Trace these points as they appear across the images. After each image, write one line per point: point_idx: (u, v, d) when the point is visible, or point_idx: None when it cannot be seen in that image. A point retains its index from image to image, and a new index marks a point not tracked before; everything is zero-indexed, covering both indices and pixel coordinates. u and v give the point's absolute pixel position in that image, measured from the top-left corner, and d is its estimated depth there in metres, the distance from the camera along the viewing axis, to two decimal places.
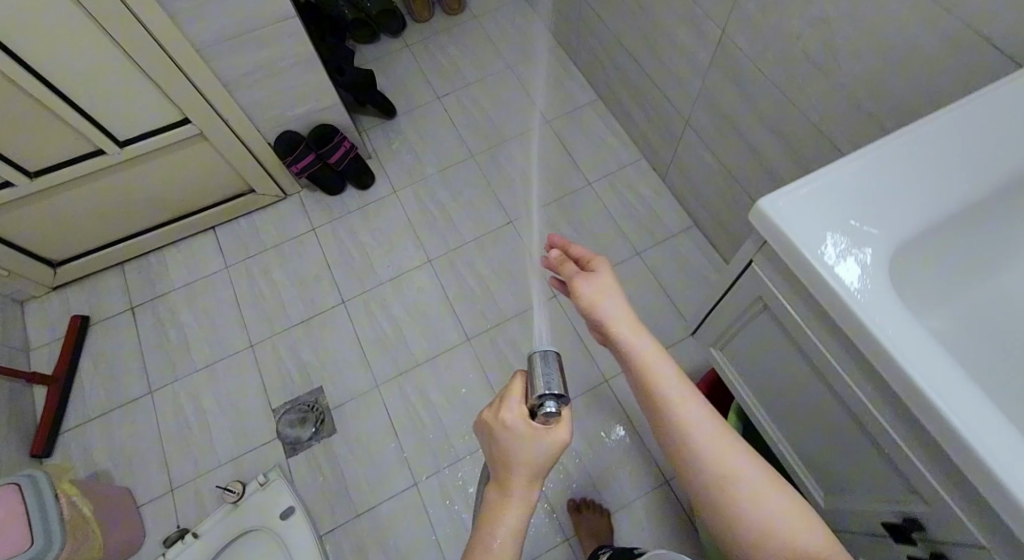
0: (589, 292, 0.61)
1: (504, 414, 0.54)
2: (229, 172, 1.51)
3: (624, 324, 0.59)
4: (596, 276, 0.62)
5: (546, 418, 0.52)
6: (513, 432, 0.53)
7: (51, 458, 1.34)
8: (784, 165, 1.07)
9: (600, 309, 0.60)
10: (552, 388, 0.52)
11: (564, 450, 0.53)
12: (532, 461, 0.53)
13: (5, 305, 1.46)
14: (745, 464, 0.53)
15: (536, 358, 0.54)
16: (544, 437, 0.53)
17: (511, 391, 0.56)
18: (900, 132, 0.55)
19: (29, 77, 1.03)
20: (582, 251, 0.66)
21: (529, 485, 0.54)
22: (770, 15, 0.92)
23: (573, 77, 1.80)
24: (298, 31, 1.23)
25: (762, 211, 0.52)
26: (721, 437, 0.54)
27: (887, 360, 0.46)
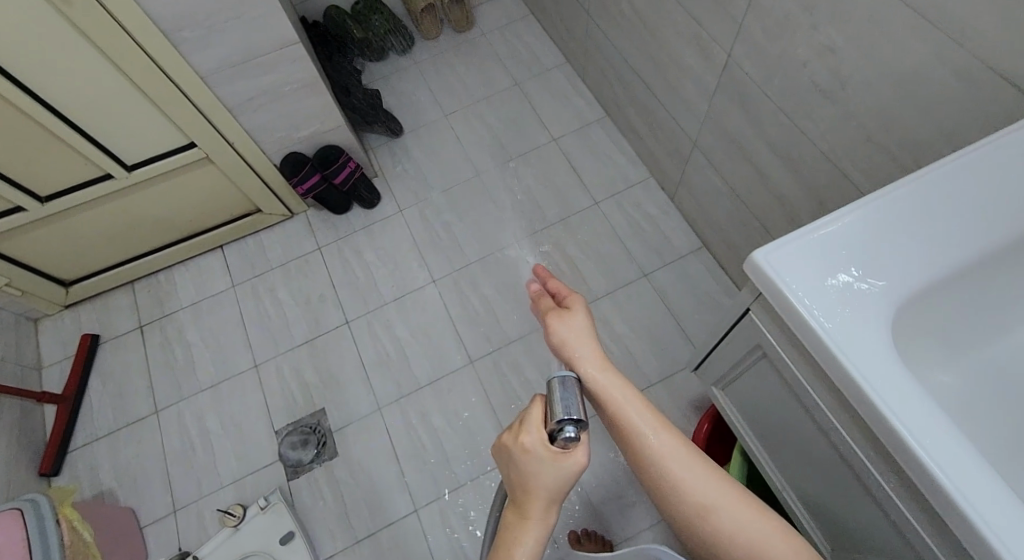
0: (558, 329, 0.60)
1: (522, 440, 0.51)
2: (236, 193, 1.52)
3: (589, 359, 0.57)
4: (566, 312, 0.62)
5: (565, 444, 0.49)
6: (532, 458, 0.51)
7: (58, 477, 1.35)
8: (791, 190, 1.04)
9: (568, 346, 0.58)
10: (571, 413, 0.48)
11: (584, 472, 0.51)
12: (553, 484, 0.51)
13: (18, 324, 1.49)
14: (725, 496, 0.50)
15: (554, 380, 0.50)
16: (564, 461, 0.50)
17: (529, 414, 0.53)
18: (905, 182, 0.53)
19: (38, 107, 1.06)
20: (560, 288, 0.67)
21: (549, 507, 0.52)
22: (775, 40, 0.90)
23: (581, 94, 1.79)
24: (302, 57, 1.24)
25: (756, 263, 0.50)
26: (697, 468, 0.51)
27: (885, 426, 0.43)
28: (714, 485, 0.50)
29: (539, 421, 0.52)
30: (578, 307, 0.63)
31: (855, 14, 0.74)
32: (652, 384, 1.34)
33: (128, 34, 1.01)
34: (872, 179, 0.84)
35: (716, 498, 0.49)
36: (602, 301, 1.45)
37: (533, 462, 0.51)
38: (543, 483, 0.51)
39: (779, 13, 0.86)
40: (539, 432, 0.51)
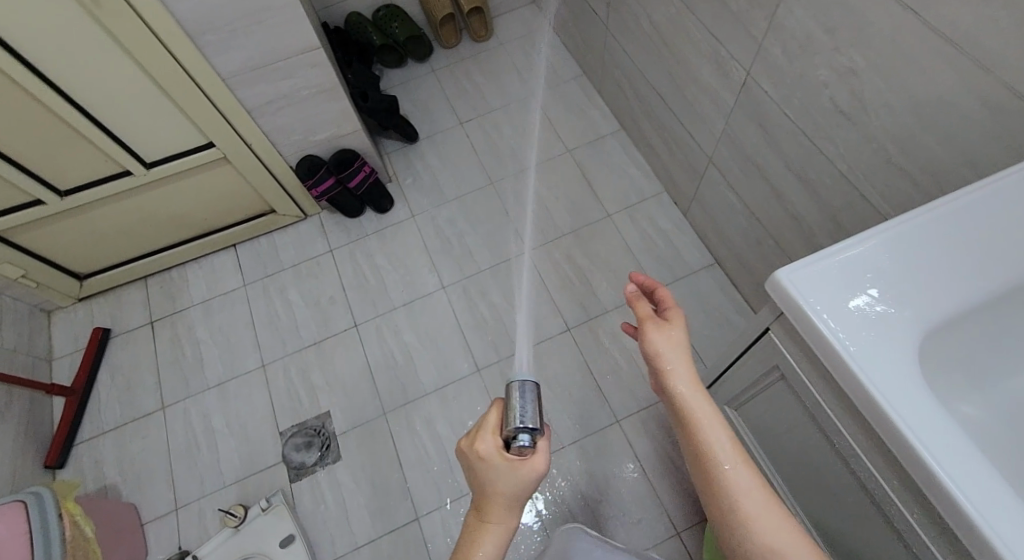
0: (653, 341, 0.59)
1: (478, 445, 0.56)
2: (252, 194, 1.54)
3: (682, 378, 0.57)
4: (666, 323, 0.60)
5: (521, 450, 0.54)
6: (488, 463, 0.55)
7: (64, 469, 1.36)
8: (809, 211, 1.03)
9: (662, 360, 0.58)
10: (527, 423, 0.54)
11: (542, 477, 0.55)
12: (511, 489, 0.55)
13: (32, 315, 1.51)
14: (791, 543, 0.49)
15: (513, 390, 0.56)
16: (522, 466, 0.55)
17: (486, 421, 0.57)
18: (931, 208, 0.53)
19: (62, 102, 1.08)
20: (664, 294, 0.64)
21: (509, 507, 0.56)
22: (796, 61, 0.90)
23: (597, 106, 1.79)
24: (322, 62, 1.25)
25: (778, 281, 0.50)
26: (769, 510, 0.51)
27: (910, 454, 0.42)
28: (783, 530, 0.50)
29: (494, 428, 0.57)
30: (678, 320, 0.60)
31: (879, 37, 0.73)
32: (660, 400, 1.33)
33: (153, 35, 1.03)
34: (892, 202, 0.83)
35: (781, 545, 0.49)
36: (611, 313, 1.45)
37: (491, 468, 0.55)
38: (501, 488, 0.55)
39: (800, 34, 0.86)
40: (494, 440, 0.56)
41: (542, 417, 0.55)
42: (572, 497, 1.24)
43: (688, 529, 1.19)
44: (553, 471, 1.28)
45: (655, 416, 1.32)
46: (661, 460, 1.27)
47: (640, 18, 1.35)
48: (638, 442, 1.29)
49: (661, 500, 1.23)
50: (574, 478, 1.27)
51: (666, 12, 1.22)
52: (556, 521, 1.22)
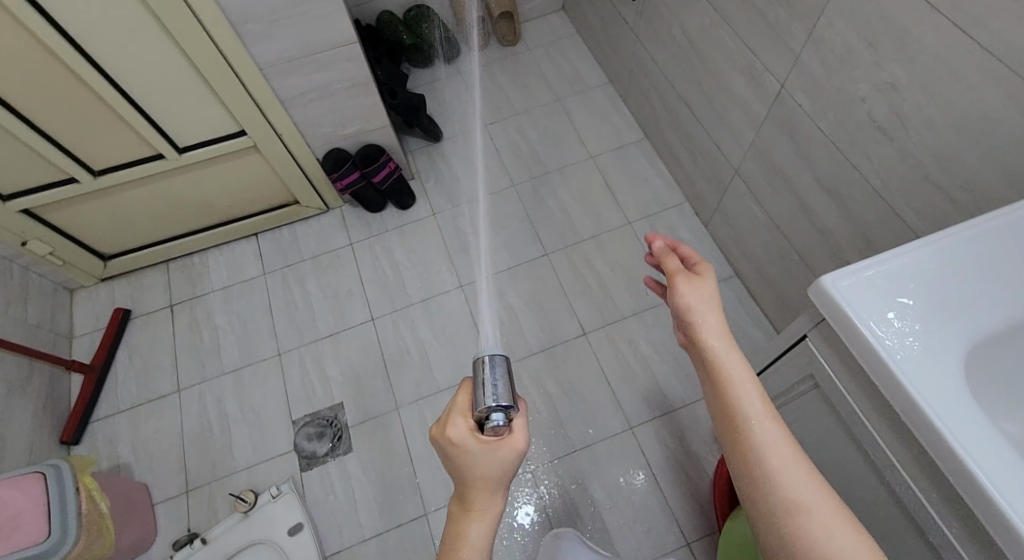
0: (684, 294, 0.58)
1: (449, 432, 0.52)
2: (277, 183, 1.55)
3: (712, 331, 0.56)
4: (698, 277, 0.60)
5: (496, 430, 0.50)
6: (461, 449, 0.51)
7: (78, 446, 1.37)
8: (837, 226, 1.03)
9: (693, 313, 0.57)
10: (500, 399, 0.50)
11: (522, 456, 0.51)
12: (491, 474, 0.51)
13: (55, 292, 1.53)
14: (823, 503, 0.46)
15: (481, 367, 0.53)
16: (500, 448, 0.51)
17: (455, 405, 0.54)
18: (974, 223, 0.53)
19: (105, 84, 1.10)
20: (694, 255, 0.63)
21: (489, 496, 0.52)
22: (834, 76, 0.90)
23: (621, 114, 1.80)
24: (356, 57, 1.27)
25: (822, 286, 0.50)
26: (800, 468, 0.48)
27: (954, 463, 0.42)
28: (814, 490, 0.47)
29: (464, 411, 0.53)
30: (710, 275, 0.60)
31: (923, 54, 0.74)
32: (675, 409, 1.33)
33: (199, 24, 1.05)
34: (926, 219, 0.83)
35: (813, 504, 0.46)
36: (629, 320, 1.45)
37: (465, 454, 0.51)
38: (480, 475, 0.51)
39: (840, 48, 0.86)
40: (465, 423, 0.52)
41: (514, 392, 0.52)
42: (582, 502, 1.24)
43: (698, 541, 1.18)
44: (562, 474, 1.27)
45: (669, 425, 1.31)
46: (672, 470, 1.26)
47: (672, 27, 1.35)
48: (651, 450, 1.29)
49: (672, 509, 1.22)
50: (584, 483, 1.26)
51: (700, 22, 1.22)
52: (558, 523, 1.22)
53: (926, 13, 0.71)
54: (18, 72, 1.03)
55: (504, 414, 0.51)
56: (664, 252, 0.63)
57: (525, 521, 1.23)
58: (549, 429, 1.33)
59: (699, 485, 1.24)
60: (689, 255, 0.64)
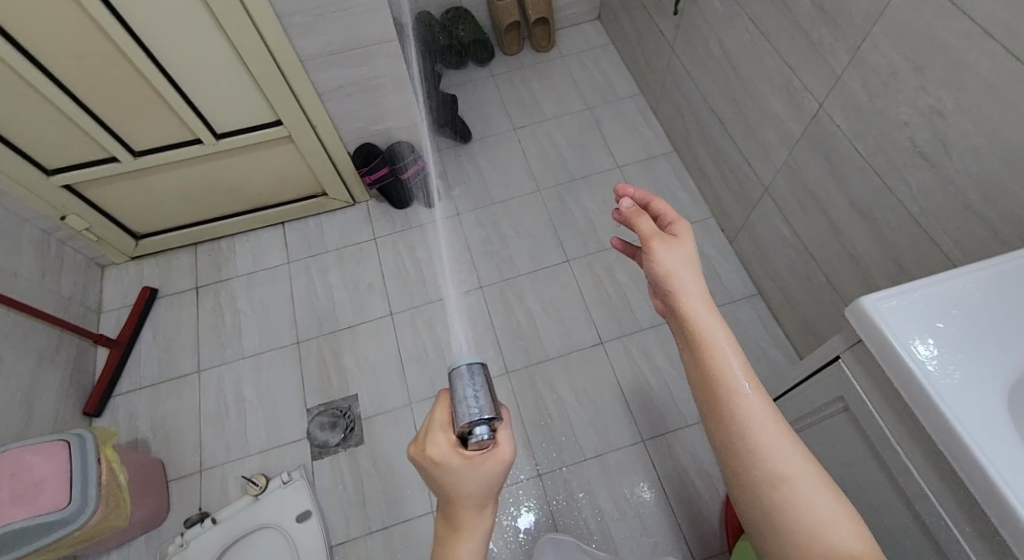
0: (663, 258, 0.58)
1: (430, 451, 0.50)
2: (307, 174, 1.58)
3: (695, 297, 0.56)
4: (673, 239, 0.59)
5: (481, 444, 0.49)
6: (444, 467, 0.49)
7: (99, 418, 1.40)
8: (869, 250, 1.01)
9: (673, 279, 0.57)
10: (483, 412, 0.50)
11: (509, 467, 0.50)
12: (478, 489, 0.50)
13: (88, 267, 1.57)
14: (803, 467, 0.49)
15: (458, 379, 0.52)
16: (485, 462, 0.50)
17: (433, 420, 0.52)
18: (1004, 259, 0.55)
19: (153, 69, 1.13)
20: (672, 216, 0.63)
21: (477, 511, 0.51)
22: (875, 98, 0.89)
23: (650, 126, 1.80)
24: (396, 54, 1.29)
25: (860, 306, 0.52)
26: (781, 436, 0.50)
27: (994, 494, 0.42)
28: (795, 456, 0.49)
29: (443, 426, 0.52)
30: (685, 237, 0.60)
31: (972, 80, 0.73)
32: (688, 425, 1.32)
33: (247, 14, 1.08)
34: (964, 248, 0.82)
35: (794, 470, 0.48)
36: (647, 332, 1.45)
37: (450, 473, 0.49)
38: (467, 491, 0.49)
39: (884, 70, 0.86)
40: (447, 440, 0.50)
41: (496, 402, 0.51)
42: (590, 511, 1.23)
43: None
44: (570, 482, 1.27)
45: (683, 441, 1.30)
46: (681, 486, 1.25)
47: (709, 41, 1.35)
48: (662, 464, 1.27)
49: (680, 525, 1.21)
50: (592, 493, 1.25)
51: (738, 37, 1.22)
52: (562, 529, 1.22)
53: (978, 39, 0.71)
54: (73, 51, 1.07)
55: (488, 427, 0.50)
56: (637, 214, 0.62)
57: (529, 526, 1.22)
58: (560, 436, 1.32)
59: (709, 503, 1.22)
60: (663, 214, 0.64)
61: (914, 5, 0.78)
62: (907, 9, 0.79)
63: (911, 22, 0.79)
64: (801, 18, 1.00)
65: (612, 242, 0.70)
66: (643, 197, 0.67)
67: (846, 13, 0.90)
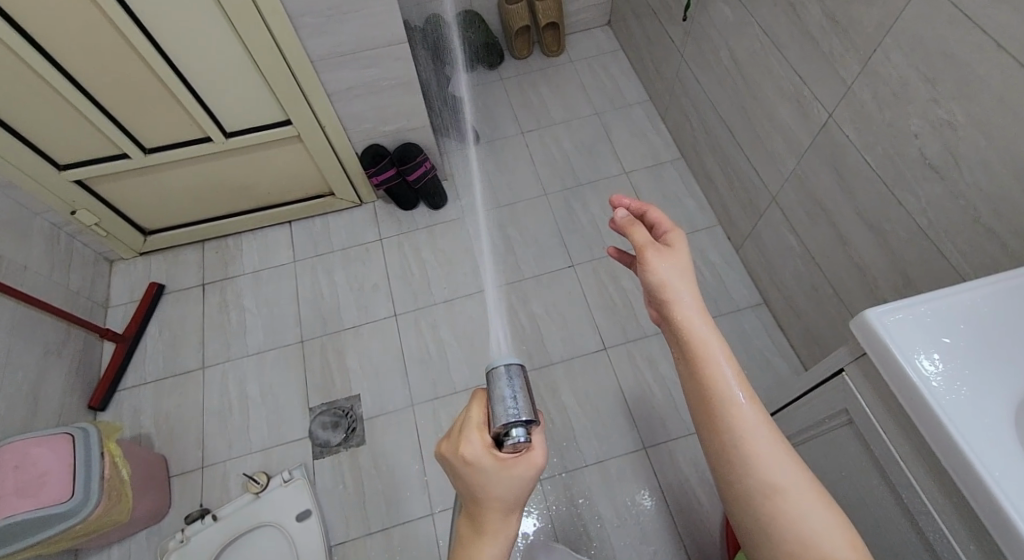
0: (659, 268, 0.56)
1: (462, 449, 0.49)
2: (315, 174, 1.59)
3: (690, 308, 0.55)
4: (669, 249, 0.58)
5: (515, 447, 0.48)
6: (476, 467, 0.48)
7: (104, 412, 1.41)
8: (876, 262, 1.01)
9: (668, 290, 0.56)
10: (520, 414, 0.48)
11: (540, 473, 0.48)
12: (508, 493, 0.48)
13: (96, 262, 1.58)
14: (797, 477, 0.49)
15: (497, 379, 0.50)
16: (516, 465, 0.48)
17: (469, 418, 0.51)
18: (1010, 275, 0.55)
19: (165, 67, 1.14)
20: (666, 224, 0.62)
21: (505, 515, 0.49)
22: (884, 110, 0.89)
23: (658, 132, 1.80)
24: (405, 56, 1.30)
25: (866, 319, 0.52)
26: (776, 448, 0.50)
27: (998, 512, 0.42)
28: (788, 467, 0.49)
29: (479, 424, 0.50)
30: (679, 246, 0.59)
31: (983, 92, 0.73)
32: (690, 434, 1.31)
33: (259, 13, 1.09)
34: (972, 262, 0.81)
35: (788, 481, 0.49)
36: (651, 339, 1.44)
37: (481, 473, 0.48)
38: (497, 493, 0.48)
39: (895, 81, 0.85)
40: (481, 439, 0.49)
41: (534, 405, 0.50)
42: (589, 518, 1.23)
43: None
44: (571, 487, 1.26)
45: (685, 449, 1.29)
46: (682, 495, 1.24)
47: (719, 49, 1.35)
48: (664, 473, 1.27)
49: (680, 534, 1.20)
50: (592, 499, 1.25)
51: (749, 45, 1.22)
52: (562, 534, 1.21)
53: (991, 52, 0.71)
54: (87, 48, 1.08)
55: (524, 429, 0.48)
56: (632, 223, 0.61)
57: (528, 530, 1.22)
58: (561, 441, 1.32)
59: (710, 513, 1.22)
60: (657, 222, 0.63)
61: (926, 17, 0.77)
62: (920, 21, 0.79)
63: (923, 34, 0.79)
64: (812, 27, 1.00)
65: (607, 251, 0.69)
66: (637, 206, 0.66)
67: (857, 24, 0.90)
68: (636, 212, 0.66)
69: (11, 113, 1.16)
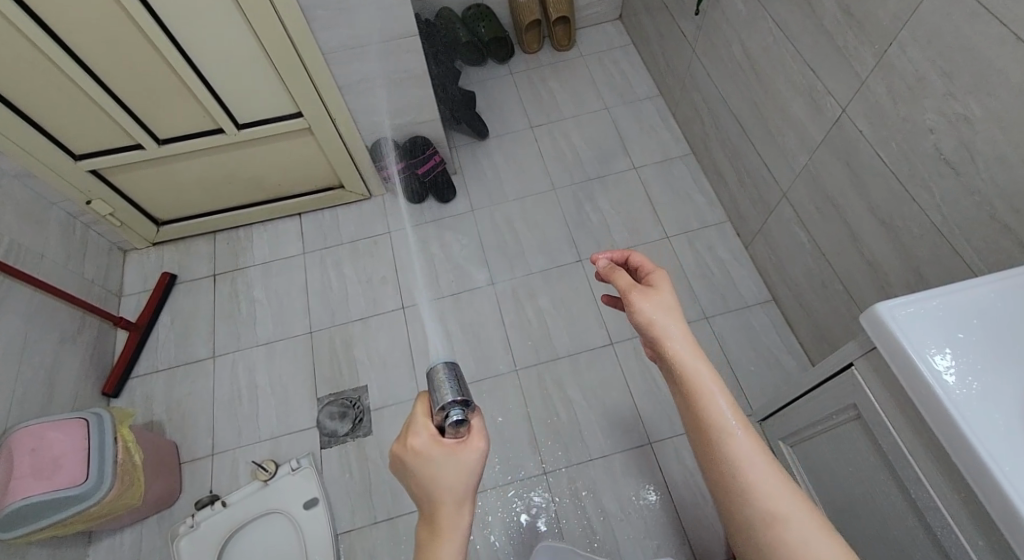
0: (643, 308, 0.59)
1: (409, 441, 0.50)
2: (326, 166, 1.59)
3: (679, 342, 0.56)
4: (653, 289, 0.61)
5: (455, 430, 0.50)
6: (421, 457, 0.49)
7: (117, 399, 1.44)
8: (887, 259, 1.00)
9: (655, 327, 0.58)
10: (458, 395, 0.50)
11: (485, 457, 0.50)
12: (455, 481, 0.49)
13: (110, 252, 1.60)
14: (797, 507, 0.49)
15: (436, 370, 0.52)
16: (461, 451, 0.49)
17: (411, 412, 0.52)
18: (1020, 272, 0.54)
19: (181, 60, 1.15)
20: (649, 267, 0.65)
21: (456, 510, 0.49)
22: (900, 104, 0.88)
23: (668, 127, 1.79)
24: (416, 48, 1.30)
25: (876, 315, 0.51)
26: (774, 478, 0.50)
27: (1008, 507, 0.42)
28: (788, 497, 0.50)
29: (424, 414, 0.52)
30: (662, 285, 0.61)
31: (1002, 86, 0.72)
32: None
33: (274, 8, 1.10)
34: (986, 258, 0.80)
35: (787, 509, 0.49)
36: None
37: (427, 462, 0.49)
38: (445, 483, 0.49)
39: (911, 76, 0.85)
40: (426, 429, 0.50)
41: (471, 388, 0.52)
42: (594, 512, 1.23)
43: None
44: (575, 481, 1.27)
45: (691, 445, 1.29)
46: (687, 491, 1.24)
47: (731, 43, 1.34)
48: (670, 468, 1.27)
49: (686, 530, 1.20)
50: (597, 493, 1.25)
51: (762, 40, 1.21)
52: (565, 528, 1.22)
53: (1010, 46, 0.70)
54: (103, 40, 1.09)
55: (462, 411, 0.50)
56: (613, 269, 0.64)
57: (531, 521, 1.23)
58: (567, 434, 1.33)
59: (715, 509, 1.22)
60: (640, 265, 0.67)
61: (944, 10, 0.76)
62: (937, 14, 0.78)
63: (940, 28, 0.78)
64: (826, 20, 0.99)
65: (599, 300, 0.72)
66: (620, 253, 0.69)
67: (873, 17, 0.88)
68: (619, 259, 0.69)
69: (29, 103, 1.18)
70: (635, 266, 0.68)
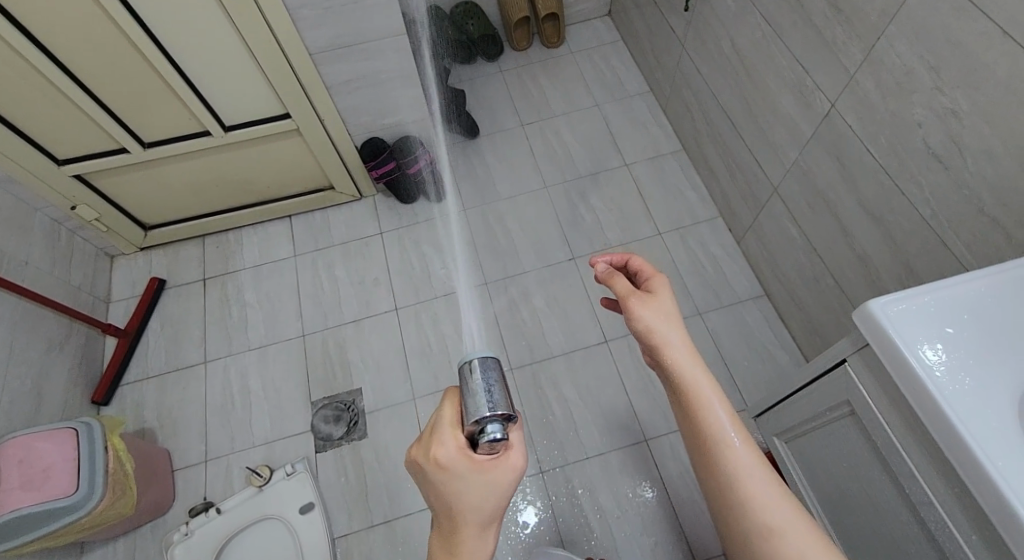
0: (643, 315, 0.58)
1: (436, 452, 0.48)
2: (315, 168, 1.58)
3: (677, 351, 0.56)
4: (653, 295, 0.60)
5: (490, 447, 0.48)
6: (448, 471, 0.47)
7: (107, 407, 1.42)
8: (878, 253, 1.01)
9: (655, 335, 0.57)
10: (496, 408, 0.48)
11: (520, 477, 0.49)
12: (483, 501, 0.47)
13: (97, 257, 1.58)
14: (793, 519, 0.49)
15: (472, 371, 0.51)
16: (495, 469, 0.48)
17: (441, 419, 0.51)
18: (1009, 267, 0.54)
19: (165, 63, 1.14)
20: (650, 272, 0.64)
21: (479, 529, 0.48)
22: (888, 98, 0.88)
23: (659, 123, 1.79)
24: (403, 47, 1.29)
25: (869, 312, 0.51)
26: (770, 489, 0.50)
27: (1001, 502, 0.42)
28: (785, 508, 0.50)
29: (452, 423, 0.50)
30: (662, 291, 0.61)
31: (989, 81, 0.72)
32: None
33: (259, 8, 1.08)
34: (976, 252, 0.81)
35: (783, 521, 0.49)
36: None
37: (455, 476, 0.47)
38: (471, 502, 0.47)
39: (899, 71, 0.85)
40: (455, 440, 0.49)
41: (511, 400, 0.50)
42: (590, 511, 1.23)
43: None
44: (571, 480, 1.27)
45: None
46: (683, 487, 1.24)
47: (720, 39, 1.34)
48: (665, 464, 1.27)
49: (682, 527, 1.20)
50: (593, 491, 1.25)
51: (751, 35, 1.21)
52: (561, 527, 1.22)
53: (997, 40, 0.70)
54: (86, 44, 1.08)
55: (501, 426, 0.49)
56: (612, 274, 0.63)
57: (529, 521, 1.23)
58: (562, 434, 1.32)
59: None
60: (639, 269, 0.66)
61: (931, 5, 0.77)
62: (924, 9, 0.78)
63: (927, 23, 0.78)
64: (814, 15, 0.99)
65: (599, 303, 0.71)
66: (619, 256, 0.69)
67: (861, 12, 0.89)
68: (619, 262, 0.69)
69: (11, 109, 1.16)
70: (634, 270, 0.68)
